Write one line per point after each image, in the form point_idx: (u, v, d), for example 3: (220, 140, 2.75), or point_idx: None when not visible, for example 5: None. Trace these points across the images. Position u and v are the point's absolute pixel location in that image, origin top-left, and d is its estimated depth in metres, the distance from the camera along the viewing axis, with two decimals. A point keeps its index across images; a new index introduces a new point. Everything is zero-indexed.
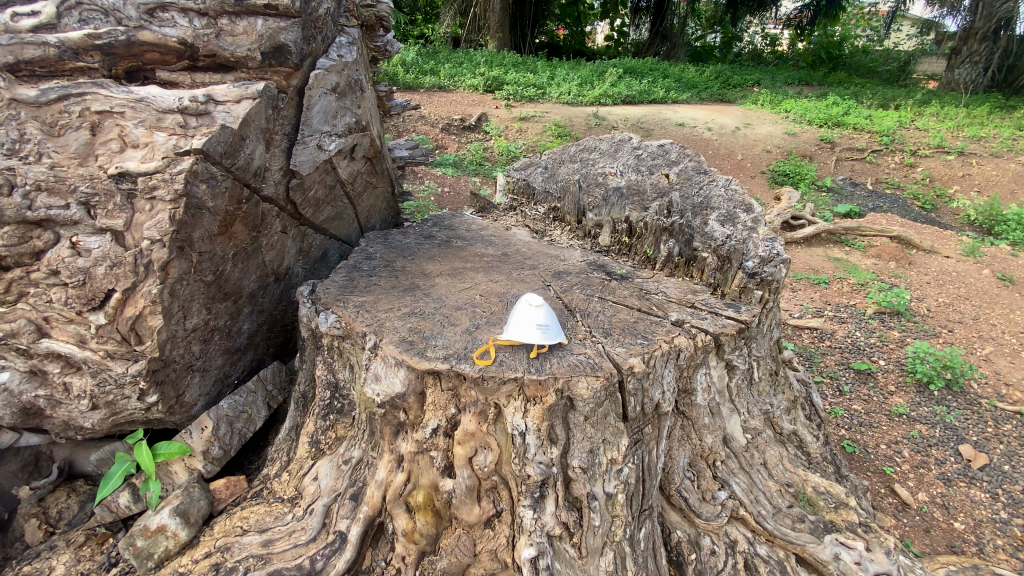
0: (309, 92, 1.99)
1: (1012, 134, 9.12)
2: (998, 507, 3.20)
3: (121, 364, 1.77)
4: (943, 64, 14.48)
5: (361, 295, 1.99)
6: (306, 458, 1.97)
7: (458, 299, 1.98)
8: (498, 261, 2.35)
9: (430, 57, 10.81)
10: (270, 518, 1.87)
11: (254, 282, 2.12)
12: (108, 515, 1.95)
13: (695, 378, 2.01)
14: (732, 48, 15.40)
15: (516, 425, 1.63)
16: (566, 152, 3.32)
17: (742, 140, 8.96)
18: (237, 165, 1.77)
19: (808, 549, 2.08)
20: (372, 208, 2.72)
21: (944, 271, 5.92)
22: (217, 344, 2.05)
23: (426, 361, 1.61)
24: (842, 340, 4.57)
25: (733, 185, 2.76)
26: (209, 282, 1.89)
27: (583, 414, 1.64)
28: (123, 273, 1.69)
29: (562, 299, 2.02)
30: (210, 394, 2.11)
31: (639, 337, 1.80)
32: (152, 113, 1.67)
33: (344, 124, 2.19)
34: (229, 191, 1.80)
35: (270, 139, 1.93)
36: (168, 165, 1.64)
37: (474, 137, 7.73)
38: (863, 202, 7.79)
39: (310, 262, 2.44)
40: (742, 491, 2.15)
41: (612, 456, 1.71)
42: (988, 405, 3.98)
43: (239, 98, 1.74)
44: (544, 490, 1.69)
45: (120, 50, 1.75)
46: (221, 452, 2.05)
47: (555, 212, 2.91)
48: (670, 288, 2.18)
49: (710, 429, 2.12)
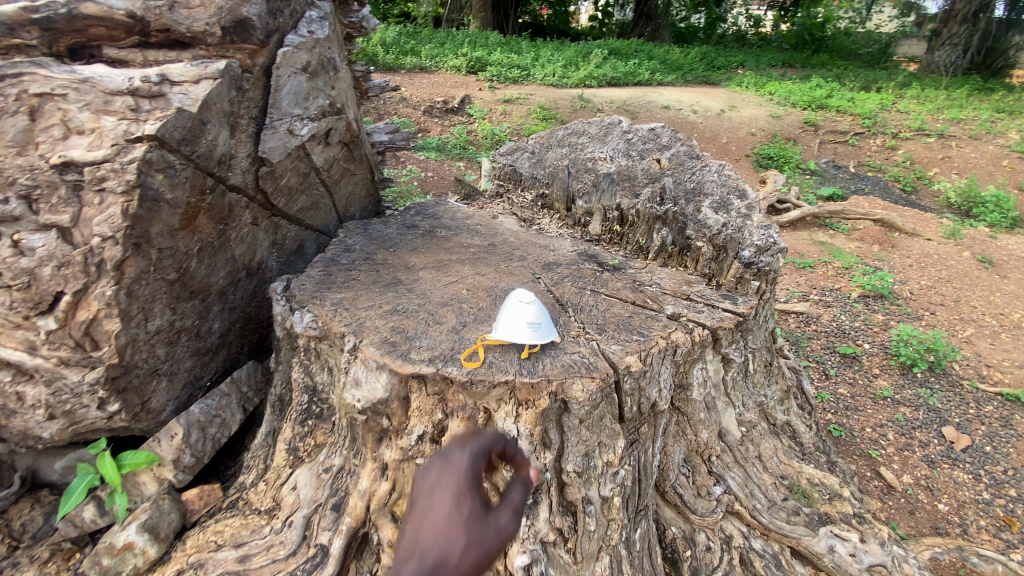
0: (276, 72, 1.85)
1: (990, 116, 9.25)
2: (980, 488, 3.28)
3: (77, 372, 1.63)
4: (922, 47, 14.62)
5: (339, 292, 1.87)
6: (283, 467, 1.85)
7: (443, 294, 1.87)
8: (484, 252, 2.23)
9: (411, 37, 10.47)
10: (246, 532, 1.75)
11: (224, 279, 1.98)
12: (73, 530, 1.85)
13: (692, 373, 1.91)
14: (716, 29, 15.27)
15: (507, 430, 1.53)
16: (554, 135, 3.18)
17: (727, 123, 8.92)
18: (199, 152, 1.64)
19: (803, 542, 2.07)
20: (351, 196, 2.56)
21: (925, 253, 5.99)
22: (185, 346, 1.91)
23: (410, 364, 1.51)
24: (828, 324, 4.61)
25: (727, 169, 2.67)
26: (173, 281, 1.75)
27: (578, 418, 1.54)
28: (73, 274, 1.54)
29: (553, 293, 1.92)
30: (180, 398, 1.98)
31: (635, 333, 1.71)
32: (99, 96, 1.52)
33: (317, 106, 2.05)
34: (190, 181, 1.65)
35: (235, 123, 1.79)
36: (118, 152, 1.49)
37: (458, 120, 7.55)
38: (845, 184, 7.85)
39: (286, 255, 2.29)
40: (737, 485, 2.11)
41: (608, 459, 1.61)
42: (970, 386, 4.05)
43: (197, 78, 1.61)
44: (538, 497, 1.58)
45: (60, 25, 1.57)
46: (193, 460, 1.93)
47: (543, 200, 2.80)
48: (663, 279, 2.10)
49: (706, 424, 2.05)
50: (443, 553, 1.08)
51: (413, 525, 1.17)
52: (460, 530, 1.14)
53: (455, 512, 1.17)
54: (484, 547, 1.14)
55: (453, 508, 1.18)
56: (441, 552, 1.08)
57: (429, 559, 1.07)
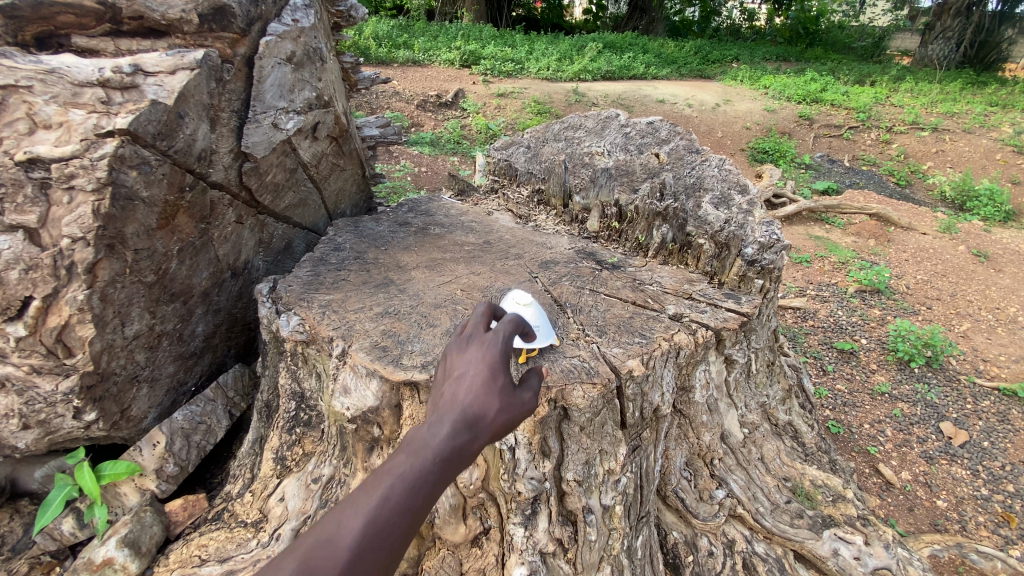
0: (259, 62, 1.76)
1: (983, 109, 9.24)
2: (978, 484, 3.26)
3: (51, 380, 1.54)
4: (916, 40, 14.59)
5: (327, 293, 1.79)
6: (270, 477, 1.78)
7: (436, 295, 1.80)
8: (479, 251, 2.16)
9: (403, 30, 10.32)
10: (232, 546, 1.68)
11: (207, 280, 1.89)
12: (52, 543, 1.77)
13: (695, 375, 1.85)
14: (710, 23, 15.19)
15: (505, 440, 1.43)
16: (550, 129, 3.09)
17: (722, 117, 8.86)
18: (176, 147, 1.56)
19: (807, 545, 2.02)
20: (340, 192, 2.47)
21: (921, 247, 5.98)
22: (166, 351, 1.82)
23: (402, 370, 1.44)
24: (825, 319, 4.58)
25: (727, 164, 2.61)
26: (151, 283, 1.66)
27: (579, 425, 1.47)
28: (42, 278, 1.45)
29: (552, 293, 1.85)
30: (162, 405, 1.90)
31: (636, 335, 1.65)
32: (67, 88, 1.44)
33: (303, 99, 1.95)
34: (167, 177, 1.57)
35: (215, 117, 1.70)
36: (88, 148, 1.40)
37: (451, 114, 7.44)
38: (840, 178, 7.84)
39: (273, 254, 2.20)
40: (740, 489, 2.06)
41: (609, 466, 1.56)
42: (967, 381, 4.03)
43: (174, 68, 1.52)
44: (537, 507, 1.51)
45: (26, 12, 1.48)
46: (177, 469, 1.85)
47: (539, 195, 2.72)
48: (664, 278, 2.03)
49: (708, 427, 1.99)
50: (476, 415, 1.11)
51: (446, 386, 1.18)
52: (493, 397, 1.14)
53: (488, 377, 1.16)
54: (516, 414, 1.15)
55: (485, 375, 1.16)
56: (474, 417, 1.11)
57: (463, 421, 1.10)
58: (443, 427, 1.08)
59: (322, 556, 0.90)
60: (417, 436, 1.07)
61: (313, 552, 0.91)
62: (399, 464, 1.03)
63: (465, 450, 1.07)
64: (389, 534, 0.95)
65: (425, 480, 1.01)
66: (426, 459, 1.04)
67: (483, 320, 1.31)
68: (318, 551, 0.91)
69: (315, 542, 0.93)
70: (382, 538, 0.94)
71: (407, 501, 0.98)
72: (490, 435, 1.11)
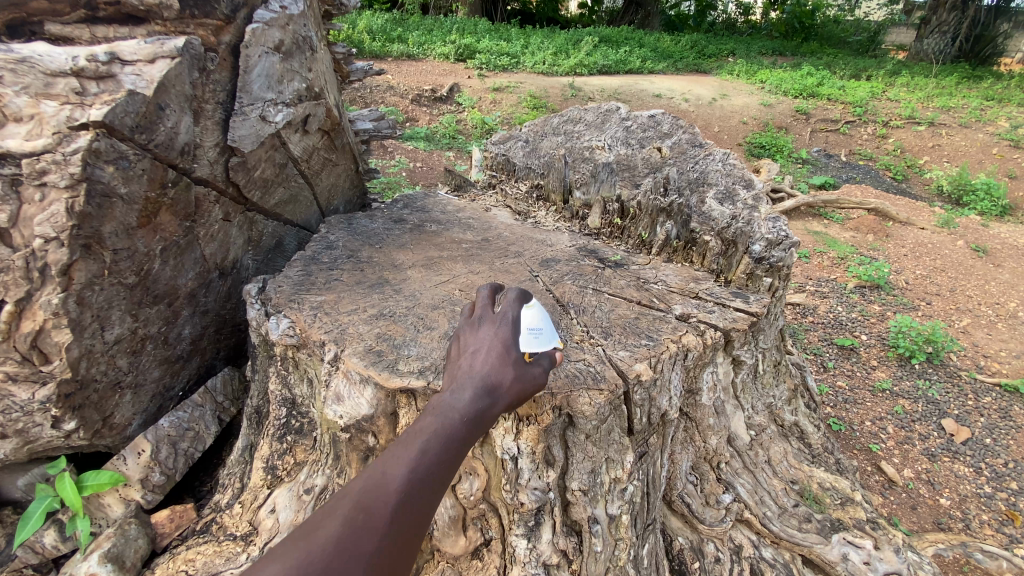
0: (245, 51, 1.67)
1: (979, 104, 9.21)
2: (981, 482, 3.23)
3: (27, 388, 1.45)
4: (911, 35, 14.55)
5: (319, 294, 1.71)
6: (260, 487, 1.70)
7: (433, 296, 1.72)
8: (477, 248, 2.08)
9: (397, 23, 10.17)
10: (220, 560, 1.60)
11: (193, 281, 1.81)
12: (33, 557, 1.69)
13: (702, 378, 1.79)
14: (706, 17, 15.08)
15: (507, 449, 1.39)
16: (549, 123, 3.01)
17: (719, 111, 8.80)
18: (156, 141, 1.47)
19: (815, 550, 1.97)
20: (333, 188, 2.38)
21: (919, 242, 5.94)
22: (151, 355, 1.74)
23: (398, 377, 1.37)
24: (824, 315, 4.53)
25: (731, 158, 2.54)
26: (132, 285, 1.58)
27: (584, 433, 1.43)
28: (14, 280, 1.36)
29: (554, 293, 1.78)
30: (148, 411, 1.82)
31: (643, 337, 1.58)
32: (40, 77, 1.33)
33: (292, 90, 1.87)
34: (147, 173, 1.49)
35: (199, 109, 1.61)
36: (60, 142, 1.32)
37: (446, 108, 7.33)
38: (837, 173, 7.80)
39: (263, 253, 2.12)
40: (747, 493, 2.00)
41: (615, 475, 1.50)
42: (968, 377, 4.00)
43: (153, 56, 1.45)
44: (540, 518, 1.44)
45: None
46: (163, 478, 1.77)
47: (539, 191, 2.63)
48: (669, 276, 1.96)
49: (715, 430, 1.93)
50: (495, 382, 1.23)
51: (464, 360, 1.30)
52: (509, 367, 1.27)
53: (502, 351, 1.30)
54: (530, 382, 1.27)
55: (500, 348, 1.30)
56: (494, 383, 1.22)
57: (484, 387, 1.21)
58: (467, 392, 1.19)
59: (374, 498, 0.98)
60: (443, 400, 1.17)
61: (364, 496, 0.98)
62: (431, 422, 1.13)
63: (488, 411, 1.18)
64: (430, 481, 1.04)
65: (456, 434, 1.11)
66: (454, 418, 1.14)
67: (490, 303, 1.45)
68: (369, 494, 0.98)
69: (365, 488, 1.00)
70: (425, 483, 1.03)
71: (443, 451, 1.09)
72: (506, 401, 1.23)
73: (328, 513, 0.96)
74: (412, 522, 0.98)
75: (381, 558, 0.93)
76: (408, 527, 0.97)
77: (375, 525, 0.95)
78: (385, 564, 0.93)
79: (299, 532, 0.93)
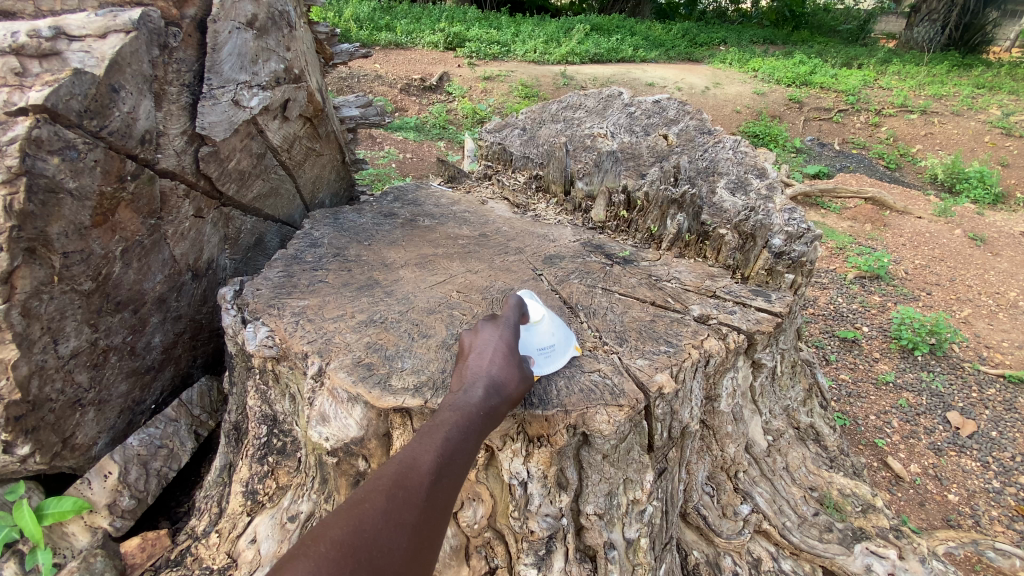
0: (213, 27, 1.49)
1: (971, 92, 9.15)
2: (989, 476, 3.15)
3: None
4: (901, 25, 14.46)
5: (302, 299, 1.55)
6: (240, 514, 1.55)
7: (429, 298, 1.56)
8: (475, 245, 1.92)
9: (385, 11, 9.88)
10: None
11: (163, 285, 1.63)
12: None
13: (722, 384, 1.65)
14: (697, 6, 14.88)
15: (516, 473, 1.26)
16: (547, 109, 2.84)
17: (712, 100, 8.67)
18: (110, 127, 1.30)
19: (838, 562, 1.85)
20: (318, 180, 2.21)
21: (917, 231, 5.87)
22: (117, 368, 1.57)
23: (391, 396, 1.23)
24: (825, 307, 4.43)
25: (742, 145, 2.39)
26: (89, 292, 1.40)
27: (601, 453, 1.29)
28: None
29: (561, 294, 1.63)
30: (115, 428, 1.64)
31: (661, 343, 1.45)
32: None
33: (269, 71, 1.68)
34: (101, 166, 1.31)
35: (161, 92, 1.43)
36: None
37: (435, 98, 7.12)
38: (831, 161, 7.70)
39: (241, 253, 1.95)
40: (766, 503, 1.88)
41: (634, 496, 1.37)
42: (971, 369, 3.92)
43: (104, 31, 1.27)
44: (552, 546, 1.32)
45: None
46: (134, 502, 1.60)
47: (537, 182, 2.46)
48: (683, 274, 1.81)
49: (733, 437, 1.80)
50: (505, 379, 1.13)
51: (468, 358, 1.19)
52: (515, 364, 1.17)
53: (508, 348, 1.19)
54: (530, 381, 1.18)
55: (505, 347, 1.19)
56: (503, 380, 1.12)
57: (494, 383, 1.12)
58: (479, 388, 1.10)
59: (408, 477, 0.92)
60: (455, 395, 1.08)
61: (397, 476, 0.92)
62: (449, 414, 1.05)
63: (503, 406, 1.10)
64: (459, 464, 0.99)
65: (477, 424, 1.04)
66: (471, 410, 1.05)
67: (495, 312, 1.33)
68: (402, 475, 0.92)
69: (395, 469, 0.93)
70: (454, 469, 0.97)
71: (466, 441, 1.01)
72: (516, 400, 1.14)
73: (362, 498, 0.88)
74: (444, 507, 0.93)
75: (421, 535, 0.87)
76: (442, 507, 0.92)
77: (412, 503, 0.89)
78: (423, 544, 0.88)
79: (339, 510, 0.86)
